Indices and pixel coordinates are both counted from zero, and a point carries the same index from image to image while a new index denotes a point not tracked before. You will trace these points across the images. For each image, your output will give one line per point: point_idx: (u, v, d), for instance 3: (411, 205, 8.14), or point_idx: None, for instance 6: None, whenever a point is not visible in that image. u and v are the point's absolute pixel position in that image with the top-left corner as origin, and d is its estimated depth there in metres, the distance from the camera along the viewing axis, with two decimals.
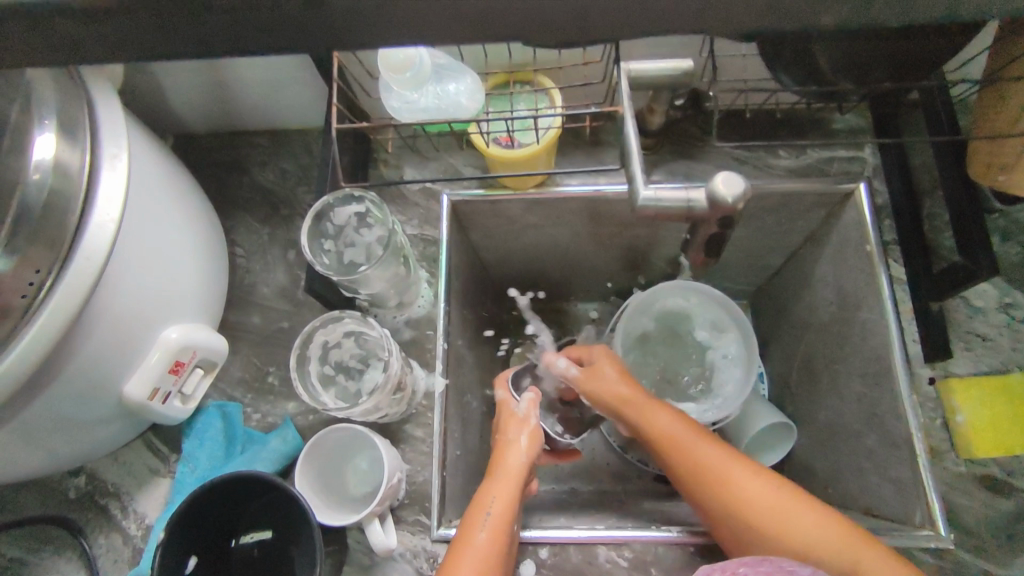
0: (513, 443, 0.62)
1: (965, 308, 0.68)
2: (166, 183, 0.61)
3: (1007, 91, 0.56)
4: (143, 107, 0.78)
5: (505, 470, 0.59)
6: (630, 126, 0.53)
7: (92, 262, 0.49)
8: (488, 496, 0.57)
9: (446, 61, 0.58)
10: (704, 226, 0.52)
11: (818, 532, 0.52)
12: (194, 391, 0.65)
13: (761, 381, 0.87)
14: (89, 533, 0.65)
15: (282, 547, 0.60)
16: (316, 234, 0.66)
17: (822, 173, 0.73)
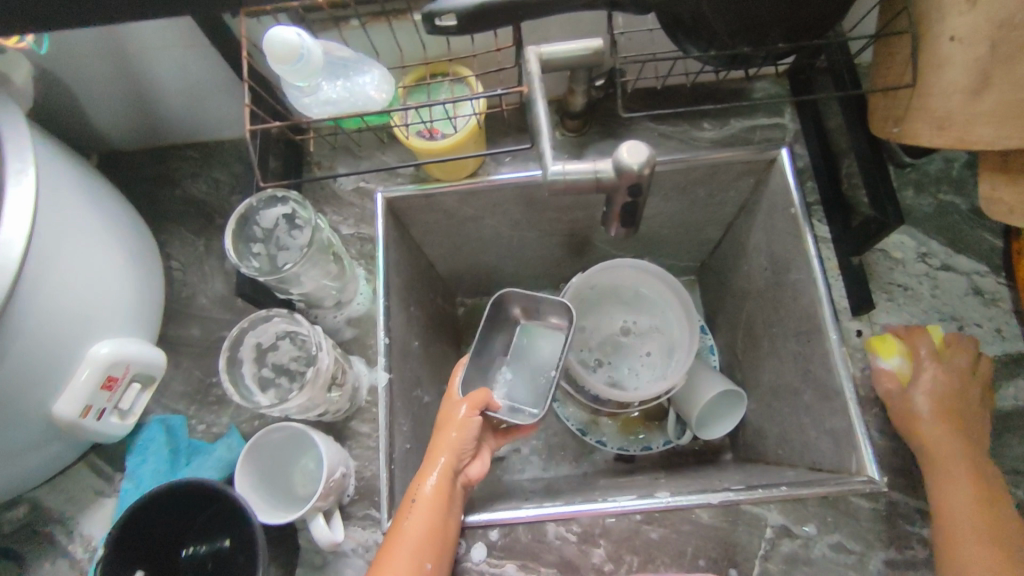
0: (446, 442, 0.59)
1: (886, 260, 0.70)
2: (84, 196, 0.60)
3: (893, 47, 0.60)
4: (63, 128, 0.76)
5: (427, 479, 0.57)
6: (540, 106, 0.56)
7: (1, 278, 0.48)
8: (414, 489, 0.57)
9: (347, 54, 0.58)
10: (617, 197, 0.54)
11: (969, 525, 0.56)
12: (132, 407, 0.64)
13: (710, 354, 0.90)
14: (33, 562, 0.64)
15: (235, 552, 0.59)
16: (242, 238, 0.66)
17: (747, 142, 0.74)
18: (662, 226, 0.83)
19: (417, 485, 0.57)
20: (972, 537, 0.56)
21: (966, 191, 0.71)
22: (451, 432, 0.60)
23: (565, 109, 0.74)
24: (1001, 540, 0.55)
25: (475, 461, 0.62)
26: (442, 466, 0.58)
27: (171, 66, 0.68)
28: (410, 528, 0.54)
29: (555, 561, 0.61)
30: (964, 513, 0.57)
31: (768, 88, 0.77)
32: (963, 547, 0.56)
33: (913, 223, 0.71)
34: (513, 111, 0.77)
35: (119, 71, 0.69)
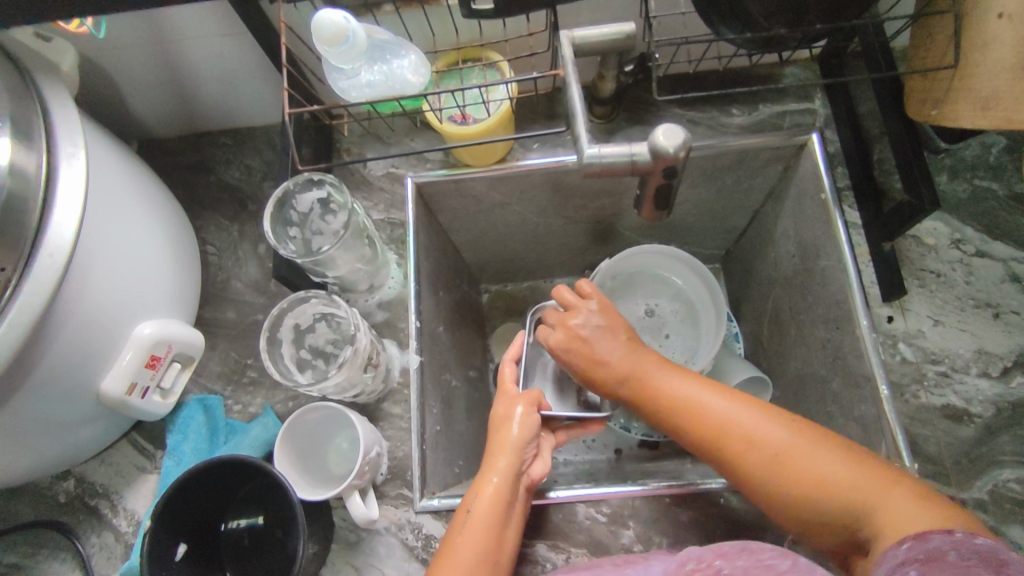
0: (506, 447, 0.58)
1: (918, 247, 0.70)
2: (128, 180, 0.62)
3: (934, 27, 0.59)
4: (103, 114, 0.78)
5: (487, 489, 0.55)
6: (574, 89, 0.55)
7: (57, 258, 0.50)
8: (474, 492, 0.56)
9: (387, 36, 0.59)
10: (651, 179, 0.54)
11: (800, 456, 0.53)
12: (173, 385, 0.66)
13: (736, 341, 0.88)
14: (82, 534, 0.66)
15: (271, 528, 0.61)
16: (280, 222, 0.67)
17: (777, 127, 0.74)
18: (689, 213, 0.83)
19: (476, 492, 0.55)
20: (797, 445, 0.53)
21: (1003, 176, 0.70)
22: (506, 434, 0.59)
23: (594, 95, 0.74)
24: (797, 426, 0.55)
25: (537, 461, 0.60)
26: (505, 475, 0.56)
27: (207, 52, 0.69)
28: (468, 534, 0.53)
29: (585, 542, 0.62)
30: (770, 424, 0.55)
31: (797, 72, 0.77)
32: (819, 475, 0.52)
33: (948, 209, 0.70)
34: (542, 97, 0.77)
35: (157, 58, 0.70)
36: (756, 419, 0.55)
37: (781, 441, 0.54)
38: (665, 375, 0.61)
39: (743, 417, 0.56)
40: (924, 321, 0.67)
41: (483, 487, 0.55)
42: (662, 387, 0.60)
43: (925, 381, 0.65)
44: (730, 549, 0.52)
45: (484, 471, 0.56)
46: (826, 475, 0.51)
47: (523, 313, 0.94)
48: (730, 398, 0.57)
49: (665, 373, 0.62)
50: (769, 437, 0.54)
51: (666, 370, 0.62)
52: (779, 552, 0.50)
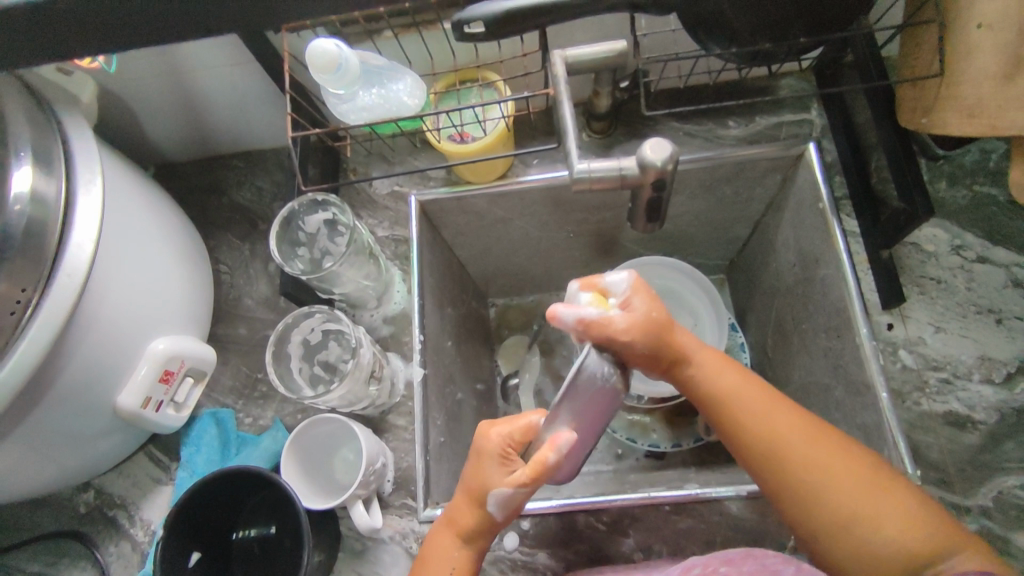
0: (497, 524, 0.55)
1: (918, 253, 0.70)
2: (142, 201, 0.65)
3: (921, 35, 0.60)
4: (122, 140, 0.82)
5: (455, 557, 0.54)
6: (566, 107, 0.57)
7: (74, 277, 0.53)
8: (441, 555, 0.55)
9: (383, 62, 0.62)
10: (642, 191, 0.56)
11: (863, 503, 0.49)
12: (185, 400, 0.68)
13: (742, 351, 0.88)
14: (101, 544, 0.69)
15: (280, 538, 0.63)
16: (288, 240, 0.70)
17: (774, 137, 0.76)
18: (690, 224, 0.84)
19: (442, 565, 0.54)
20: (859, 495, 0.50)
21: (1003, 181, 0.70)
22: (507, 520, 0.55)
23: (591, 112, 0.76)
24: (855, 474, 0.50)
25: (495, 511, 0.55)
26: (466, 546, 0.55)
27: (220, 79, 0.73)
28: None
29: (587, 551, 0.63)
30: (839, 478, 0.50)
31: (794, 84, 0.78)
32: (860, 511, 0.49)
33: (947, 215, 0.70)
34: (539, 114, 0.79)
35: (172, 87, 0.73)
36: (830, 464, 0.51)
37: (845, 493, 0.50)
38: (741, 384, 0.56)
39: (805, 450, 0.52)
40: (925, 328, 0.67)
41: (444, 556, 0.55)
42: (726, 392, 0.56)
43: (927, 388, 0.65)
44: (734, 554, 0.50)
45: (440, 532, 0.56)
46: (877, 534, 0.49)
47: (528, 326, 0.94)
48: (810, 435, 0.52)
49: (736, 377, 0.56)
50: (833, 487, 0.50)
51: (720, 370, 0.57)
52: (780, 558, 0.48)
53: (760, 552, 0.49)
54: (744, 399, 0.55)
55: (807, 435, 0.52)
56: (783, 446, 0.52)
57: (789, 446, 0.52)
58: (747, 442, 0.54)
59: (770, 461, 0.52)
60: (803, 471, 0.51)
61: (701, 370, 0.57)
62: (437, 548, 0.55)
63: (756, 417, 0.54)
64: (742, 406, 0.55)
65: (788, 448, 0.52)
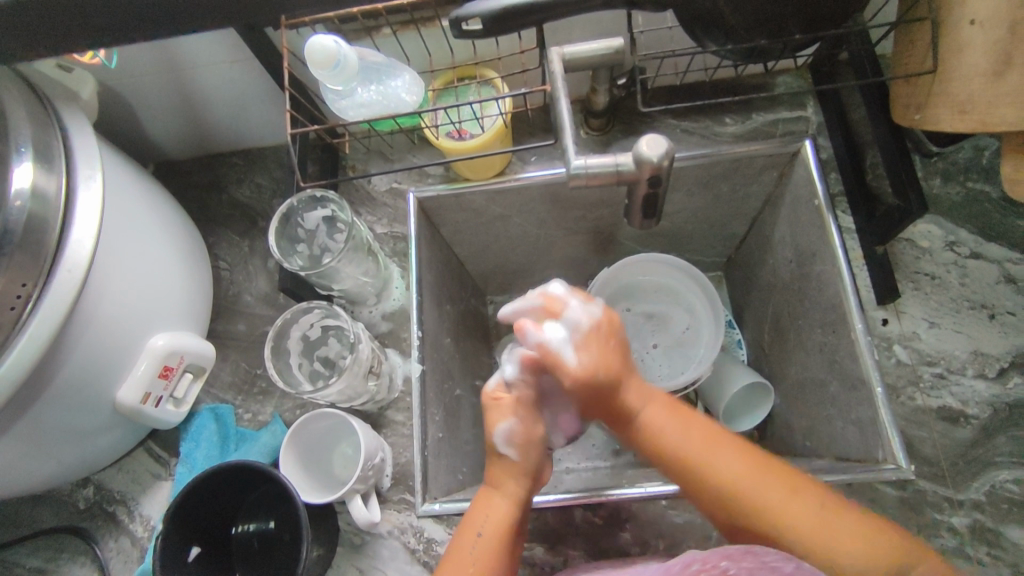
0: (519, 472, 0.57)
1: (912, 250, 0.70)
2: (141, 197, 0.65)
3: (914, 33, 0.60)
4: (121, 137, 0.82)
5: (498, 510, 0.55)
6: (563, 104, 0.58)
7: (75, 273, 0.53)
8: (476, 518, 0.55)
9: (380, 59, 0.62)
10: (638, 187, 0.57)
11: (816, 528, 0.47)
12: (185, 395, 0.69)
13: (738, 348, 0.88)
14: (101, 539, 0.69)
15: (280, 532, 0.63)
16: (287, 237, 0.70)
17: (770, 135, 0.76)
18: (688, 221, 0.84)
19: (483, 516, 0.55)
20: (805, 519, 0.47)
21: (996, 177, 0.70)
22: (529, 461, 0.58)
23: (588, 109, 0.76)
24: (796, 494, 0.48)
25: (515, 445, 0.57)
26: (509, 500, 0.56)
27: (219, 77, 0.73)
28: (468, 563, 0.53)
29: (584, 545, 0.63)
30: (777, 495, 0.49)
31: (790, 82, 0.79)
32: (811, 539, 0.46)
33: (941, 211, 0.71)
34: (537, 111, 0.80)
35: (172, 84, 0.74)
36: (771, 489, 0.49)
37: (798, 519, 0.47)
38: (672, 421, 0.54)
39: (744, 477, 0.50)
40: (919, 323, 0.68)
41: (487, 509, 0.55)
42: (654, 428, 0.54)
43: (921, 383, 0.65)
44: (734, 549, 0.47)
45: (486, 494, 0.56)
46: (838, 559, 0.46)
47: None
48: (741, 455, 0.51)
49: (673, 420, 0.54)
50: (777, 510, 0.48)
51: (671, 412, 0.55)
52: (781, 554, 0.45)
53: (759, 549, 0.46)
54: (683, 428, 0.53)
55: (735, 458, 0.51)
56: (714, 472, 0.50)
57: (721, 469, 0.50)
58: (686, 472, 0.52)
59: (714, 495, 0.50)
60: (741, 497, 0.49)
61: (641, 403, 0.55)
62: (479, 507, 0.56)
63: (693, 442, 0.52)
64: (661, 426, 0.54)
65: (715, 479, 0.50)
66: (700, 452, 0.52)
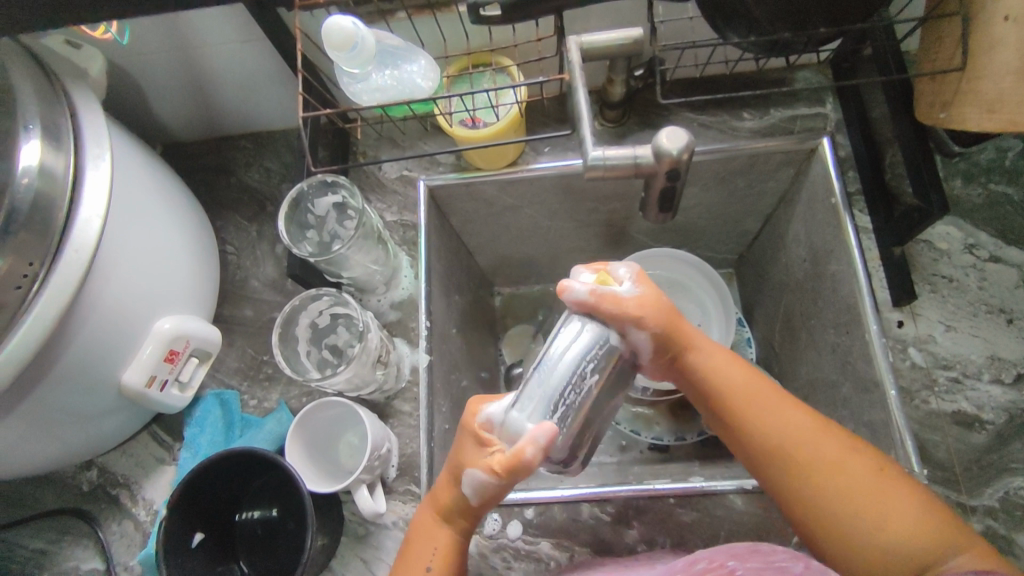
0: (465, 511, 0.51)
1: (930, 251, 0.69)
2: (148, 177, 0.64)
3: (943, 29, 0.59)
4: (130, 117, 0.81)
5: (439, 540, 0.52)
6: (581, 93, 0.57)
7: (82, 253, 0.52)
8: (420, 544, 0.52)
9: (398, 43, 0.61)
10: (656, 180, 0.56)
11: (862, 482, 0.47)
12: (191, 380, 0.68)
13: (748, 346, 0.88)
14: (103, 522, 0.68)
15: (283, 521, 0.63)
16: (296, 222, 0.69)
17: (788, 131, 0.75)
18: (701, 216, 0.83)
19: (425, 548, 0.52)
20: (850, 472, 0.47)
21: (1019, 180, 0.69)
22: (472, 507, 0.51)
23: (604, 100, 0.75)
24: (848, 453, 0.48)
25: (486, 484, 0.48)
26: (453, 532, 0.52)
27: (231, 58, 0.72)
28: None
29: (590, 541, 0.62)
30: (832, 451, 0.48)
31: (810, 77, 0.77)
32: (852, 487, 0.47)
33: (961, 213, 0.70)
34: (552, 101, 0.78)
35: (182, 64, 0.73)
36: (824, 443, 0.48)
37: (845, 474, 0.47)
38: (735, 375, 0.53)
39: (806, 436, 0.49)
40: (935, 326, 0.67)
41: (429, 540, 0.52)
42: (710, 374, 0.53)
43: (936, 386, 0.64)
44: (740, 550, 0.48)
45: (424, 519, 0.53)
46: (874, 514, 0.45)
47: (534, 316, 0.94)
48: (801, 415, 0.50)
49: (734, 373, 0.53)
50: (837, 468, 0.47)
51: (733, 367, 0.53)
52: (790, 554, 0.45)
53: (767, 548, 0.47)
54: (749, 384, 0.52)
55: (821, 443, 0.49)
56: (774, 432, 0.50)
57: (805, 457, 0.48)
58: (744, 420, 0.51)
59: (766, 444, 0.50)
60: (794, 445, 0.49)
61: (703, 355, 0.54)
62: (421, 535, 0.53)
63: (750, 394, 0.51)
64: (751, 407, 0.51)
65: (775, 433, 0.50)
66: (768, 408, 0.51)
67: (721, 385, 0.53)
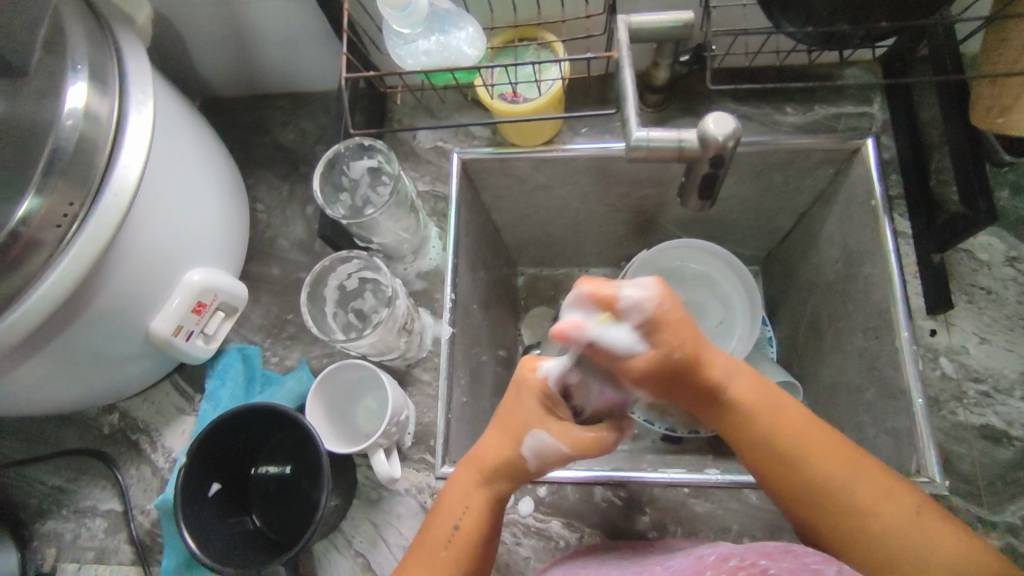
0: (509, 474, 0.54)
1: (970, 261, 0.68)
2: (187, 130, 0.64)
3: (1010, 30, 0.57)
4: (171, 68, 0.81)
5: (472, 501, 0.53)
6: (627, 72, 0.55)
7: (120, 197, 0.53)
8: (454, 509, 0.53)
9: (448, 7, 0.60)
10: (698, 166, 0.55)
11: (903, 523, 0.47)
12: (215, 333, 0.68)
13: (769, 346, 0.87)
14: (123, 465, 0.70)
15: (298, 479, 0.63)
16: (330, 184, 0.69)
17: (832, 129, 0.73)
18: (734, 210, 0.82)
19: (457, 506, 0.53)
20: (890, 511, 0.47)
21: None
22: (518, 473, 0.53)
23: (647, 84, 0.74)
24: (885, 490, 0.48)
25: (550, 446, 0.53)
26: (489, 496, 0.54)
27: (275, 15, 0.72)
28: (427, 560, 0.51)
29: (601, 524, 0.62)
30: (875, 490, 0.48)
31: (859, 75, 0.75)
32: (893, 527, 0.47)
33: (1005, 225, 0.68)
34: (593, 81, 0.77)
35: (227, 17, 0.72)
36: (862, 482, 0.49)
37: (886, 515, 0.47)
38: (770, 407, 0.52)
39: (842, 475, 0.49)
40: (969, 338, 0.65)
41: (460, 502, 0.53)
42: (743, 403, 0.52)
43: (965, 398, 0.63)
44: (772, 549, 0.47)
45: (461, 476, 0.55)
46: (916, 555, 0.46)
47: (555, 298, 0.94)
48: (836, 451, 0.50)
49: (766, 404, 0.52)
50: (877, 507, 0.48)
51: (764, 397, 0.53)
52: (823, 557, 0.45)
53: (799, 549, 0.47)
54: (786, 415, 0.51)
55: (821, 446, 0.50)
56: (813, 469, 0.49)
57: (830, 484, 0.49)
58: (783, 457, 0.50)
59: (803, 481, 0.49)
60: (832, 484, 0.49)
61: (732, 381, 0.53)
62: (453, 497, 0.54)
63: (787, 427, 0.51)
64: (768, 428, 0.51)
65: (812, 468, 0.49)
66: (804, 445, 0.50)
67: (755, 420, 0.52)
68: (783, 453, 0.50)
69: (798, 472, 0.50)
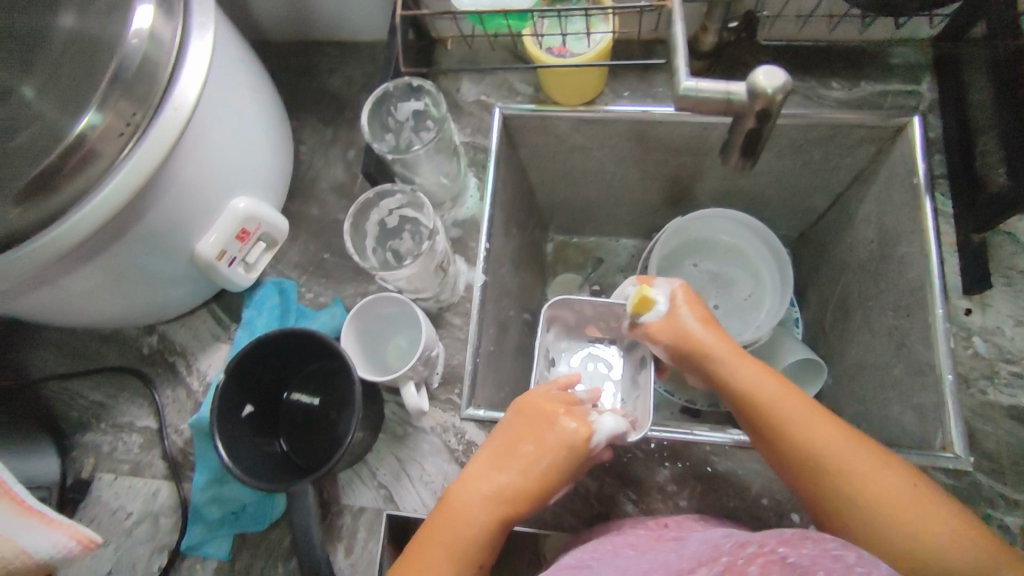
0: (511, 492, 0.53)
1: (1011, 244, 0.67)
2: (241, 62, 0.66)
3: None
4: (225, 8, 0.82)
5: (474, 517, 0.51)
6: (680, 27, 0.56)
7: (179, 115, 0.54)
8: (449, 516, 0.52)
9: None
10: (744, 121, 0.55)
11: (899, 496, 0.48)
12: (256, 263, 0.71)
13: (795, 326, 0.87)
14: (160, 385, 0.72)
15: (328, 409, 0.65)
16: (378, 124, 0.70)
17: (877, 106, 0.73)
18: (769, 185, 0.82)
19: (464, 520, 0.51)
20: (884, 486, 0.48)
21: None
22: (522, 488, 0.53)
23: (693, 49, 0.74)
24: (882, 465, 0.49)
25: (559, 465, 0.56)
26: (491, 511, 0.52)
27: None
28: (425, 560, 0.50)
29: (619, 474, 0.63)
30: (874, 468, 0.49)
31: (908, 54, 0.74)
32: (890, 501, 0.48)
33: None
34: (639, 45, 0.78)
35: None
36: (859, 457, 0.49)
37: (883, 491, 0.48)
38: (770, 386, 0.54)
39: (841, 450, 0.50)
40: (1004, 320, 0.65)
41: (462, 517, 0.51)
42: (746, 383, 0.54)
43: (995, 378, 0.63)
44: (790, 534, 0.44)
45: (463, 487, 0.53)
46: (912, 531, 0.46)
47: (583, 265, 0.95)
48: (835, 429, 0.51)
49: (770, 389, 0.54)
50: (870, 482, 0.48)
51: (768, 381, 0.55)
52: (842, 543, 0.43)
53: (819, 535, 0.44)
54: (782, 396, 0.53)
55: (815, 424, 0.51)
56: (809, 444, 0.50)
57: (805, 437, 0.50)
58: (779, 432, 0.52)
59: (801, 458, 0.51)
60: (829, 459, 0.50)
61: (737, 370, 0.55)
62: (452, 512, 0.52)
63: (784, 406, 0.53)
64: (766, 406, 0.53)
65: (809, 443, 0.50)
66: (802, 421, 0.51)
67: (754, 398, 0.54)
68: (779, 430, 0.52)
69: (794, 444, 0.51)
